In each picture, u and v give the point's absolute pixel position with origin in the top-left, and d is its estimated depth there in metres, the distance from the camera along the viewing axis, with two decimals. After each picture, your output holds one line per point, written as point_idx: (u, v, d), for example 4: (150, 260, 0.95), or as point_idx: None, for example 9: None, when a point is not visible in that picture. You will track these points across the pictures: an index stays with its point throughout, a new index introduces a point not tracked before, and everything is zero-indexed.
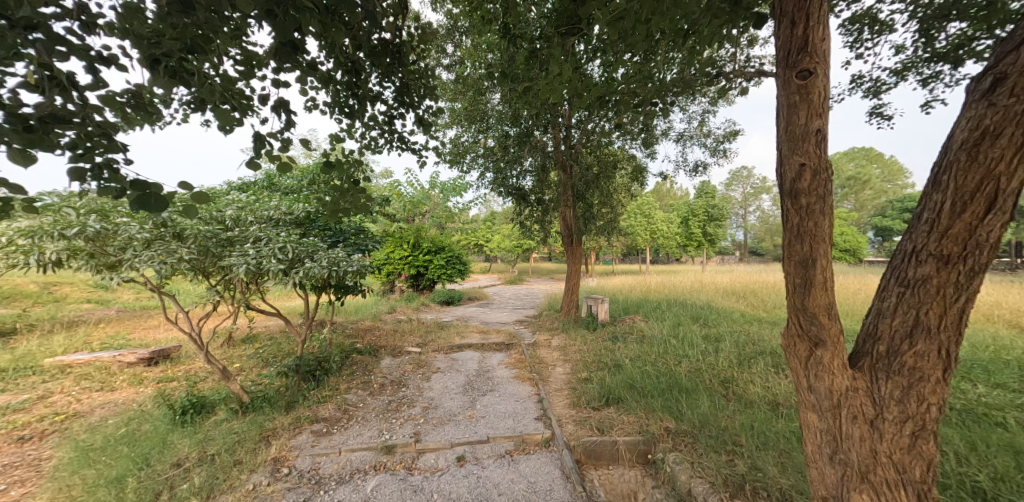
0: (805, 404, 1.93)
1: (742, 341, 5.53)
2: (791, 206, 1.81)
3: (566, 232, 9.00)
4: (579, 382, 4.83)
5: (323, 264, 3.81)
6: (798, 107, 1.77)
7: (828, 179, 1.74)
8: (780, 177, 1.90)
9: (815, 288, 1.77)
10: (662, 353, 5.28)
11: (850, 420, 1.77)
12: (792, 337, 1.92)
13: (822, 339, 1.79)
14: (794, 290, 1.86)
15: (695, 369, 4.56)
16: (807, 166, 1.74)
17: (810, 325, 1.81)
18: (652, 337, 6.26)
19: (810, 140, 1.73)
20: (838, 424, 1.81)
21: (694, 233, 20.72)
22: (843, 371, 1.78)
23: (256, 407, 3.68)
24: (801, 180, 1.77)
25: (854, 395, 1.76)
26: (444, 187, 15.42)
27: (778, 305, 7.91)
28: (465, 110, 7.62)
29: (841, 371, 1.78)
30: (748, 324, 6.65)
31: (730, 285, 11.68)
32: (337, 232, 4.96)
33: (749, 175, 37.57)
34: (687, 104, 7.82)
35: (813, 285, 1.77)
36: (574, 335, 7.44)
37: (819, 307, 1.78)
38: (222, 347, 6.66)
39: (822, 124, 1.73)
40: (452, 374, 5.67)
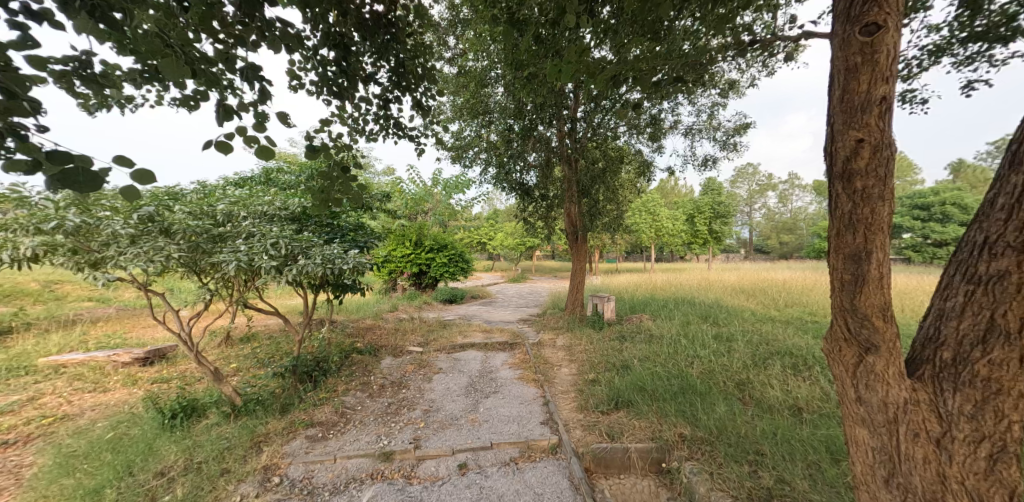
0: (856, 419, 1.82)
1: (755, 341, 5.33)
2: (843, 191, 1.69)
3: (570, 228, 8.49)
4: (586, 384, 4.64)
5: (318, 260, 3.64)
6: (859, 69, 1.62)
7: (889, 160, 1.61)
8: (830, 159, 1.78)
9: (867, 287, 1.67)
10: (672, 354, 5.08)
11: (911, 439, 1.64)
12: (838, 342, 1.81)
13: (874, 344, 1.67)
14: (841, 288, 1.76)
15: (707, 371, 4.37)
16: (866, 141, 1.61)
17: (860, 328, 1.71)
18: (660, 337, 6.06)
19: (873, 110, 1.59)
20: (896, 443, 1.69)
21: (700, 231, 20.47)
22: (899, 381, 1.65)
23: (249, 410, 3.51)
24: (856, 160, 1.64)
25: (914, 410, 1.63)
26: (447, 184, 15.26)
27: (790, 304, 7.69)
28: (467, 104, 7.42)
29: (897, 381, 1.65)
30: (759, 323, 6.45)
31: (739, 283, 11.46)
32: (335, 227, 4.79)
33: (755, 172, 37.19)
34: (696, 96, 7.58)
35: (865, 283, 1.67)
36: (579, 334, 7.25)
37: (871, 308, 1.67)
38: (220, 346, 6.51)
39: (887, 90, 1.57)
40: (454, 375, 5.50)
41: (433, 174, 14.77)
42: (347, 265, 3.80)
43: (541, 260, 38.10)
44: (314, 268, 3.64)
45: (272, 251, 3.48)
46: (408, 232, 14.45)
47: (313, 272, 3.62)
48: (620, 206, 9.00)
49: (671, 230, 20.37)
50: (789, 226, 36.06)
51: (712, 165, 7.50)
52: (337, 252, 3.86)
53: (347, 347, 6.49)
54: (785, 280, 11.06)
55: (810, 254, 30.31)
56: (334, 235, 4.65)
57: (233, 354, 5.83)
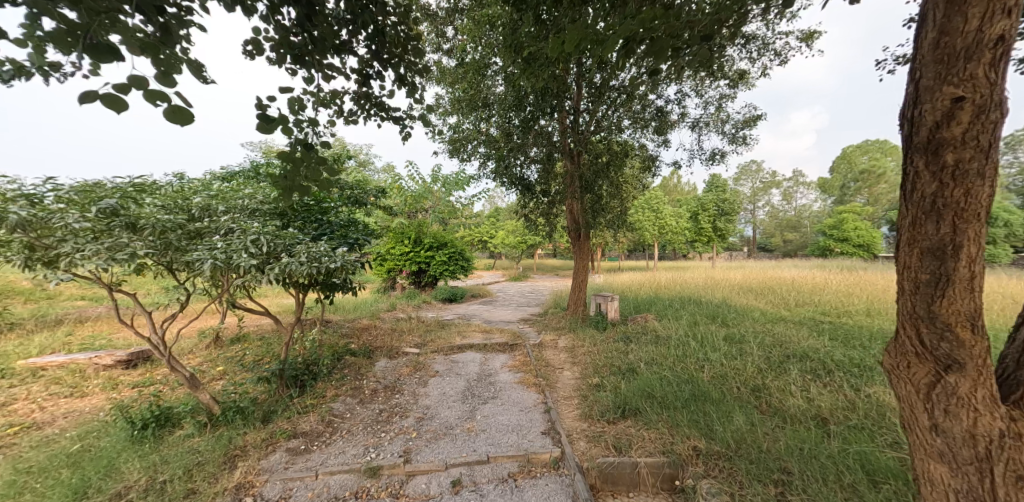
0: (927, 451, 1.68)
1: (767, 343, 5.06)
2: (927, 166, 1.51)
3: (573, 225, 8.55)
4: (590, 389, 4.38)
5: (302, 258, 3.36)
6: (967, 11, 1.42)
7: (990, 126, 1.42)
8: (910, 132, 1.61)
9: (956, 286, 1.50)
10: (681, 357, 4.81)
11: (1011, 482, 1.50)
12: (907, 355, 1.67)
13: (959, 361, 1.53)
14: (915, 289, 1.60)
15: (719, 375, 4.10)
16: (969, 100, 1.41)
17: (939, 342, 1.56)
18: (667, 338, 5.80)
19: (983, 57, 1.39)
20: (987, 487, 1.54)
21: (704, 228, 20.18)
22: (994, 410, 1.53)
23: (228, 420, 3.26)
24: (950, 125, 1.46)
25: (1012, 447, 1.50)
26: (447, 181, 15.00)
27: (801, 303, 7.40)
28: (466, 96, 7.15)
29: (992, 409, 1.53)
30: (770, 323, 6.17)
31: (745, 281, 11.18)
32: (325, 224, 4.54)
33: (759, 169, 36.81)
34: (703, 87, 7.28)
35: (954, 282, 1.50)
36: (582, 335, 6.99)
37: (954, 315, 1.52)
38: (209, 348, 6.27)
39: (1007, 27, 1.36)
40: (451, 379, 5.24)
41: (433, 171, 14.52)
42: (334, 263, 3.53)
43: (542, 258, 37.86)
44: (298, 267, 3.37)
45: (252, 248, 3.21)
46: (407, 230, 14.21)
47: (296, 271, 3.35)
48: (625, 202, 8.71)
49: (674, 228, 20.10)
50: (793, 224, 35.72)
51: (720, 160, 7.20)
52: (324, 249, 3.59)
53: (340, 348, 6.24)
54: (793, 279, 10.78)
55: (815, 251, 29.99)
56: (324, 233, 4.41)
57: (220, 357, 5.59)
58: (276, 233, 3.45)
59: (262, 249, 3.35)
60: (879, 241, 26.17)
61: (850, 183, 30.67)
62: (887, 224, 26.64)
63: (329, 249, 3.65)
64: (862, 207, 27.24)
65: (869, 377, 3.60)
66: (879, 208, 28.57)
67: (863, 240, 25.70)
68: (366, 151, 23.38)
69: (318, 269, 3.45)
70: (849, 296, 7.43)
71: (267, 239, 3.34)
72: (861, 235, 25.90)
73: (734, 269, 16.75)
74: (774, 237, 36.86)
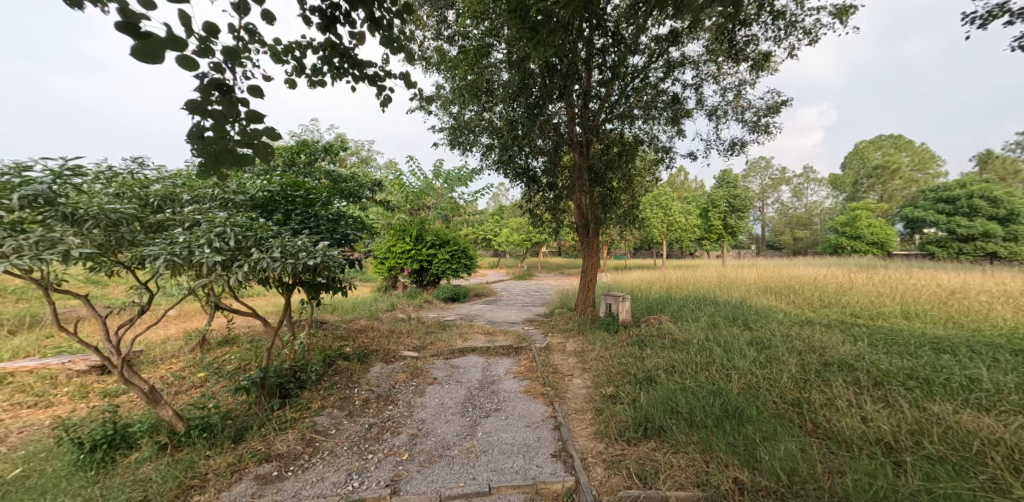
0: None
1: (798, 347, 4.60)
2: None
3: (580, 221, 7.99)
4: (604, 401, 3.93)
5: (275, 253, 2.94)
6: None
7: None
8: None
9: None
10: (703, 364, 4.35)
11: None
12: None
13: None
14: None
15: (749, 385, 3.63)
16: None
17: None
18: (685, 343, 5.32)
19: None
20: None
21: (714, 226, 19.66)
22: None
23: (192, 440, 2.84)
24: None
25: None
26: (449, 177, 14.59)
27: (826, 303, 6.91)
28: (466, 84, 6.70)
29: None
30: (797, 325, 5.69)
31: (761, 280, 10.69)
32: (311, 218, 4.12)
33: (768, 166, 36.10)
34: (722, 72, 6.79)
35: None
36: (591, 338, 6.54)
37: None
38: (194, 351, 5.88)
39: None
40: (450, 387, 4.82)
41: (435, 167, 14.12)
42: (314, 259, 3.11)
43: (547, 257, 37.45)
44: (269, 263, 2.95)
45: (216, 241, 2.79)
46: (409, 227, 13.82)
47: (269, 269, 2.93)
48: (636, 197, 8.23)
49: (683, 226, 19.63)
50: (802, 221, 35.04)
51: (741, 150, 6.70)
52: (301, 243, 3.16)
53: (333, 352, 5.83)
54: (811, 277, 10.29)
55: (826, 249, 29.35)
56: (310, 228, 3.98)
57: (203, 362, 5.19)
58: (246, 225, 3.03)
59: (228, 243, 2.94)
60: (893, 239, 25.50)
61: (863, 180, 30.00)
62: (901, 221, 25.98)
63: (309, 243, 3.23)
64: (876, 204, 26.59)
65: (924, 392, 3.14)
66: (893, 205, 27.89)
67: (877, 238, 25.07)
68: (368, 148, 22.97)
69: (295, 267, 3.03)
70: (877, 295, 6.95)
71: (234, 230, 2.92)
72: (875, 232, 25.35)
73: (746, 267, 16.26)
74: (783, 234, 36.23)
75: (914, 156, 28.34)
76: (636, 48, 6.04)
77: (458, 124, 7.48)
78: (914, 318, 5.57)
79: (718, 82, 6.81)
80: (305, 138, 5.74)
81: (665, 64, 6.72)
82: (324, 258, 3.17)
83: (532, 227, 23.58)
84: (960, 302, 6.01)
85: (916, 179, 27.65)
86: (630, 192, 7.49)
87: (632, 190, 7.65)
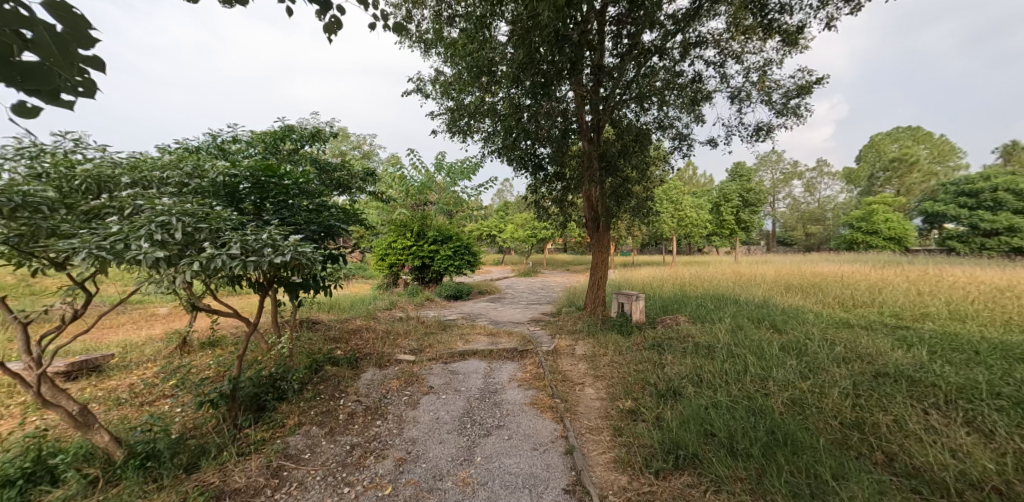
0: None
1: (841, 354, 4.04)
2: None
3: (590, 214, 7.46)
4: (623, 418, 3.40)
5: (232, 249, 2.43)
6: None
7: None
8: None
9: None
10: (734, 373, 3.82)
11: None
12: None
13: None
14: None
15: (796, 403, 3.08)
16: None
17: None
18: (709, 347, 4.78)
19: None
20: None
21: (726, 221, 19.00)
22: None
23: (131, 473, 2.38)
24: None
25: None
26: (452, 170, 14.08)
27: (859, 301, 6.34)
28: (466, 65, 6.17)
29: None
30: (833, 327, 5.13)
31: (780, 277, 10.10)
32: (287, 209, 3.63)
33: (779, 159, 35.17)
34: (746, 50, 6.19)
35: None
36: (602, 341, 6.01)
37: None
38: (174, 354, 5.47)
39: None
40: (447, 397, 4.33)
41: (437, 160, 13.65)
42: (280, 257, 2.59)
43: (553, 254, 36.95)
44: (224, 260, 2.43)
45: (156, 233, 2.27)
46: (410, 223, 13.39)
47: (224, 267, 2.41)
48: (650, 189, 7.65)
49: (694, 221, 19.01)
50: (815, 216, 34.23)
51: (767, 135, 6.09)
52: (267, 237, 2.65)
53: (321, 357, 5.36)
54: (835, 274, 9.65)
55: (841, 245, 28.53)
56: (284, 220, 3.46)
57: (179, 368, 4.75)
58: (198, 214, 2.51)
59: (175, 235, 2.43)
60: (912, 234, 24.64)
61: (879, 173, 29.08)
62: (918, 216, 25.17)
63: (277, 236, 2.72)
64: (893, 198, 25.79)
65: (1018, 416, 2.58)
66: (910, 199, 27.05)
67: (894, 233, 24.26)
68: (370, 142, 22.54)
69: (257, 265, 2.52)
70: (918, 293, 6.32)
71: (181, 219, 2.39)
72: (892, 227, 24.58)
73: (761, 264, 15.62)
74: (795, 230, 35.45)
75: (933, 149, 27.37)
76: (655, 21, 5.44)
77: (458, 108, 6.91)
78: (965, 318, 5.00)
79: (741, 62, 6.22)
80: (289, 123, 5.27)
81: (685, 41, 6.10)
82: (294, 256, 2.65)
83: (537, 223, 23.08)
84: (1015, 302, 5.39)
85: (935, 172, 26.68)
86: (648, 181, 6.90)
87: (648, 181, 7.05)
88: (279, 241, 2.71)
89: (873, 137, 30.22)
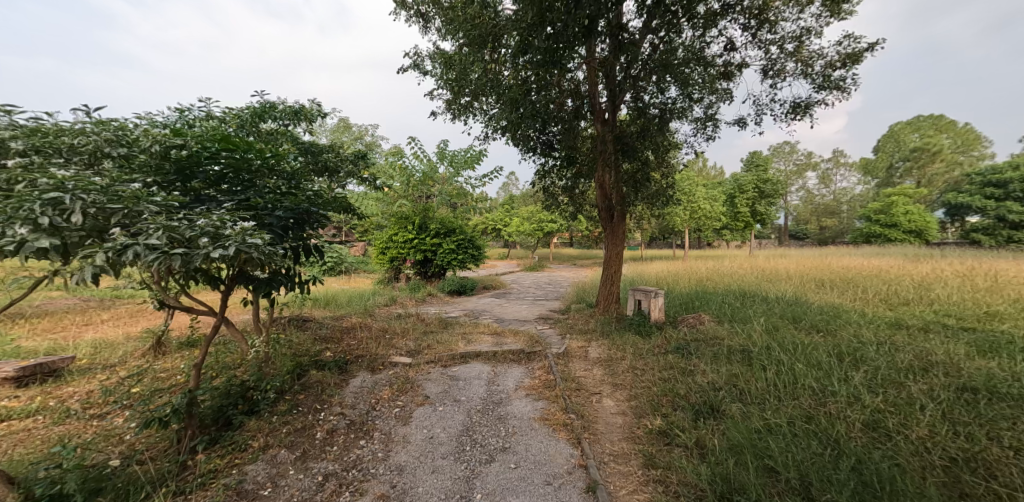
0: None
1: (909, 362, 3.40)
2: None
3: (603, 203, 6.91)
4: (653, 442, 2.83)
5: (150, 239, 1.85)
6: None
7: None
8: None
9: None
10: (785, 384, 3.21)
11: None
12: None
13: None
14: None
15: (873, 428, 2.47)
16: None
17: None
18: (745, 352, 4.17)
19: None
20: None
21: (741, 213, 18.24)
22: None
23: None
24: None
25: None
26: (455, 159, 13.46)
27: (907, 299, 5.66)
28: (467, 38, 5.57)
29: None
30: (884, 329, 4.49)
31: (806, 271, 9.42)
32: (253, 191, 3.06)
33: (793, 151, 34.10)
34: (781, 17, 5.50)
35: None
36: (619, 342, 5.42)
37: None
38: (147, 356, 4.95)
39: None
40: (445, 410, 3.79)
41: (440, 149, 13.05)
42: (219, 249, 2.00)
43: (560, 248, 36.36)
44: (140, 252, 1.86)
45: (42, 216, 1.71)
46: (412, 215, 12.84)
47: (139, 261, 1.84)
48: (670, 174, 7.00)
49: (707, 213, 18.25)
50: (830, 209, 33.25)
51: (805, 112, 5.41)
52: (206, 223, 2.07)
53: (308, 360, 4.82)
54: (868, 268, 8.92)
55: (858, 239, 27.60)
56: (246, 203, 2.88)
57: (145, 374, 4.21)
58: (112, 191, 1.94)
59: (78, 220, 1.87)
60: (934, 227, 23.66)
61: (899, 163, 27.99)
62: (941, 208, 24.17)
63: (220, 223, 2.13)
64: (913, 190, 24.79)
65: None
66: (932, 190, 26.00)
67: (916, 226, 23.34)
68: (372, 133, 21.96)
69: (188, 260, 1.95)
70: (974, 290, 5.62)
71: (81, 198, 1.82)
72: (913, 220, 23.60)
73: (779, 257, 14.88)
74: (808, 224, 34.52)
75: (957, 138, 26.24)
76: None
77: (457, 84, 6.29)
78: None
79: (774, 31, 5.54)
80: (269, 99, 4.68)
81: (713, 7, 5.43)
82: (239, 248, 2.06)
83: (544, 216, 22.49)
84: None
85: (960, 161, 25.56)
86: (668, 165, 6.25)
87: (669, 166, 6.41)
88: (221, 228, 2.12)
89: (893, 126, 29.09)
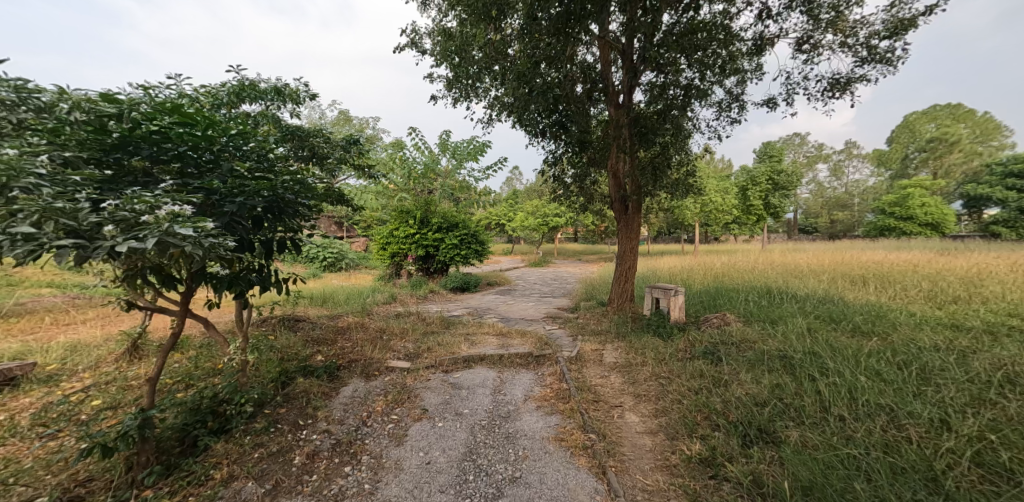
0: None
1: (993, 374, 2.87)
2: None
3: (617, 193, 6.46)
4: (696, 474, 2.38)
5: (24, 230, 1.62)
6: None
7: None
8: None
9: None
10: (847, 400, 2.72)
11: None
12: None
13: None
14: None
15: (993, 472, 1.98)
16: None
17: None
18: (788, 358, 3.67)
19: None
20: None
21: (754, 206, 17.62)
22: None
23: None
24: None
25: None
26: (457, 151, 12.93)
27: (956, 296, 5.11)
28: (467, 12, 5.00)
29: None
30: (944, 331, 3.95)
31: (831, 266, 8.85)
32: (212, 175, 2.57)
33: (803, 143, 33.29)
34: None
35: None
36: (637, 345, 4.94)
37: None
38: (120, 361, 4.53)
39: None
40: (448, 425, 3.33)
41: (441, 140, 12.55)
42: (131, 241, 1.70)
43: (564, 243, 35.86)
44: (13, 244, 1.65)
45: None
46: (413, 209, 12.39)
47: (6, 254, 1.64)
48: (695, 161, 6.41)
49: (719, 206, 17.65)
50: (842, 202, 32.54)
51: (844, 91, 4.87)
52: (111, 208, 1.80)
53: (296, 365, 4.38)
54: (901, 262, 8.32)
55: (871, 232, 26.89)
56: (205, 185, 2.39)
57: (113, 383, 3.79)
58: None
59: None
60: (952, 220, 22.91)
61: (915, 153, 27.19)
62: (960, 200, 23.40)
63: (136, 209, 1.83)
64: (930, 182, 24.03)
65: None
66: (950, 182, 25.20)
67: (933, 218, 22.60)
68: (372, 125, 21.49)
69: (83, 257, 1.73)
70: None
71: None
72: (930, 212, 22.87)
73: (794, 251, 14.29)
74: (819, 217, 33.77)
75: (975, 128, 25.40)
76: None
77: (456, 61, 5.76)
78: None
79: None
80: (247, 78, 4.22)
81: None
82: (159, 239, 1.74)
83: (549, 210, 21.98)
84: None
85: (978, 151, 24.69)
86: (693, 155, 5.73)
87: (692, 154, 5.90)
88: (141, 215, 1.82)
89: (908, 115, 28.25)
